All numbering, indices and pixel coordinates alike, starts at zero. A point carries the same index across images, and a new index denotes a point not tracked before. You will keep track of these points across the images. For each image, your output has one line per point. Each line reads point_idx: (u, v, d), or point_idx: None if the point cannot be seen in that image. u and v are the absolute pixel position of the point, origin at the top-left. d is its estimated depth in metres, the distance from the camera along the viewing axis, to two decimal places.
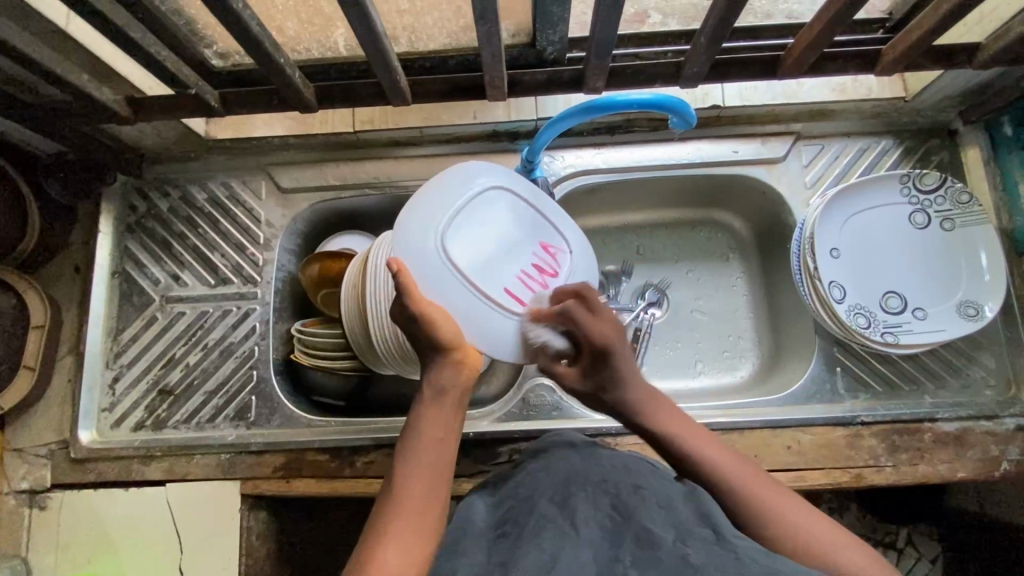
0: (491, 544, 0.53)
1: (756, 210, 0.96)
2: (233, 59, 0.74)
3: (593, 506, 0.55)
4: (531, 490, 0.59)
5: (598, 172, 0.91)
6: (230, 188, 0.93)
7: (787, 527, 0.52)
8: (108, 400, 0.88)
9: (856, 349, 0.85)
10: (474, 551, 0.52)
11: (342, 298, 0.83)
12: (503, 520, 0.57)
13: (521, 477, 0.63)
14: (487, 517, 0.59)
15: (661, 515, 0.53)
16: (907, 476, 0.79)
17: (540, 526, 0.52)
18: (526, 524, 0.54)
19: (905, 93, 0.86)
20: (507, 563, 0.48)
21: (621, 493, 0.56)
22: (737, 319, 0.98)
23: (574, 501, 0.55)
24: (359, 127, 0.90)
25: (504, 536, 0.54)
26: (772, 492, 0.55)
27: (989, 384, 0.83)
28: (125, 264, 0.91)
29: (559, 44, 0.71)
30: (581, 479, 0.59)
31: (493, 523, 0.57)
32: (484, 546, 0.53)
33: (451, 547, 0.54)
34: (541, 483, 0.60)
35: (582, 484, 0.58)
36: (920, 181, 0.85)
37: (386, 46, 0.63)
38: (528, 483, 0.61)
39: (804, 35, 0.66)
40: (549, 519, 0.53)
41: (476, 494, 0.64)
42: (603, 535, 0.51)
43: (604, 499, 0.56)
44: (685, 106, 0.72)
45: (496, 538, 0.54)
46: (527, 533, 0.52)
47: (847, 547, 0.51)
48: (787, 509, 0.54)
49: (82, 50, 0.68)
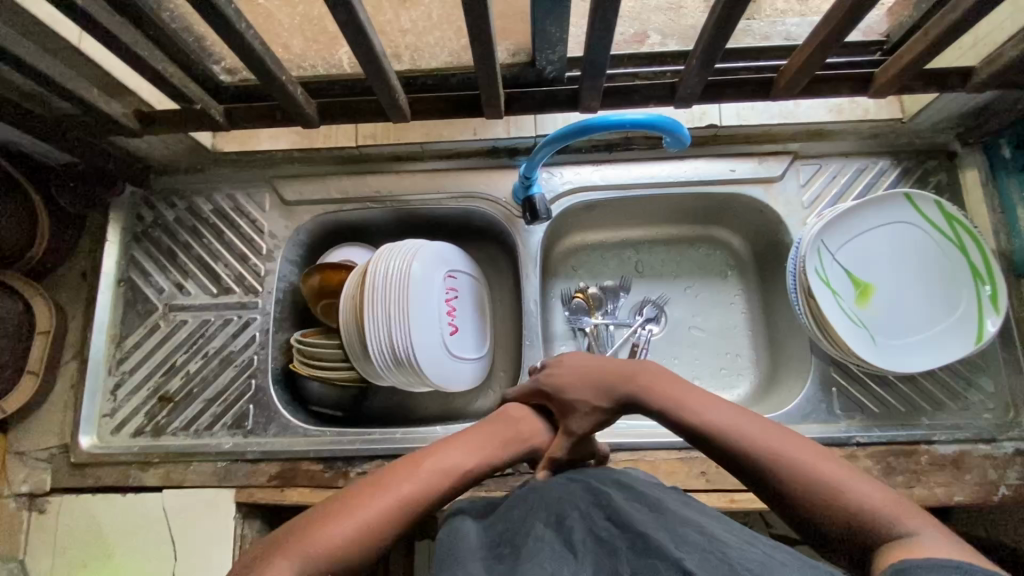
0: (488, 563, 0.52)
1: (753, 228, 0.96)
2: (240, 75, 0.76)
3: (589, 522, 0.53)
4: (526, 513, 0.57)
5: (596, 189, 0.92)
6: (236, 200, 0.95)
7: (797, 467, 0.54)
8: (109, 406, 0.89)
9: (852, 369, 0.85)
10: (471, 565, 0.51)
11: (342, 310, 0.84)
12: (499, 542, 0.55)
13: (516, 500, 0.61)
14: (484, 539, 0.56)
15: (655, 520, 0.52)
16: (903, 499, 0.78)
17: (536, 546, 0.51)
18: (523, 545, 0.52)
19: (902, 114, 0.87)
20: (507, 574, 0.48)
21: (615, 507, 0.55)
22: (736, 337, 0.98)
23: (569, 521, 0.54)
24: (363, 142, 0.92)
25: (500, 556, 0.52)
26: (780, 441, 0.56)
27: (988, 407, 0.82)
28: (131, 272, 0.93)
29: (559, 63, 0.72)
30: (574, 501, 0.57)
31: (489, 544, 0.55)
32: (481, 564, 0.51)
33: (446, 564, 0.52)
34: (535, 506, 0.58)
35: (576, 504, 0.57)
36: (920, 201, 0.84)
37: (385, 65, 0.65)
38: (521, 509, 0.59)
39: (795, 58, 0.68)
40: (545, 539, 0.52)
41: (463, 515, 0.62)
42: (601, 547, 0.50)
43: (599, 515, 0.54)
44: (679, 126, 0.72)
45: (492, 557, 0.52)
46: (525, 550, 0.50)
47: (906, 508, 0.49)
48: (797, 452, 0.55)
49: (93, 66, 0.71)
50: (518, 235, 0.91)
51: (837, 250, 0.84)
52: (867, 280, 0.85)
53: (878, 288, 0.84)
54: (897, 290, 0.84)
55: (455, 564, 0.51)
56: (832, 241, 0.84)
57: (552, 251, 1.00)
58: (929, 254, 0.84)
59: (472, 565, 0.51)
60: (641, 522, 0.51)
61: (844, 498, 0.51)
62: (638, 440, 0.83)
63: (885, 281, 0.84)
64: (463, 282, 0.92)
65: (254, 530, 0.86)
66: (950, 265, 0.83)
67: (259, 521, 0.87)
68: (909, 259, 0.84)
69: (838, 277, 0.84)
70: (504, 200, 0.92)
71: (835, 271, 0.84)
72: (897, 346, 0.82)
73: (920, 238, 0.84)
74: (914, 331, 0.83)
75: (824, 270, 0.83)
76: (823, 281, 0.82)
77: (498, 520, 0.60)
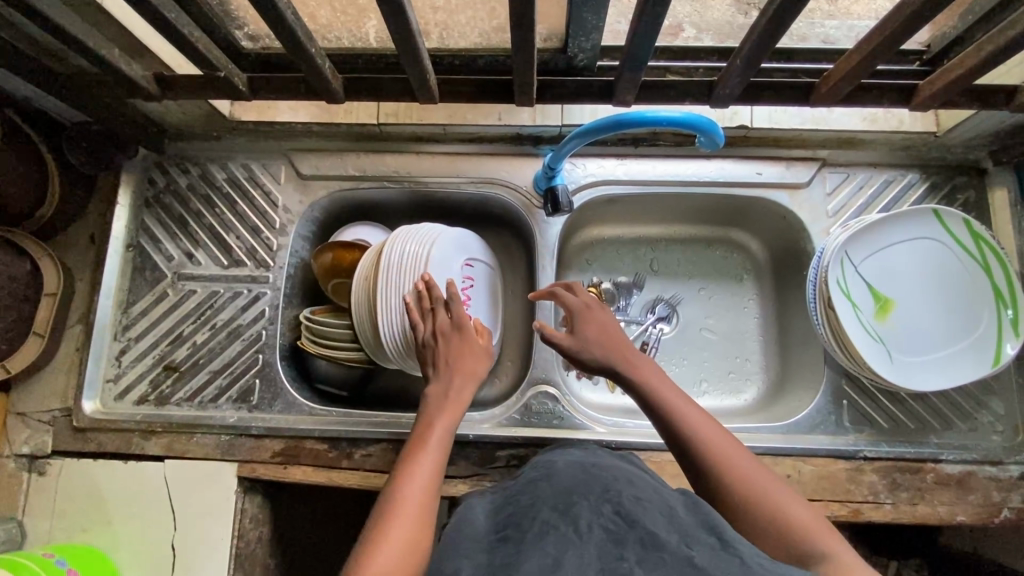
0: (491, 548, 0.50)
1: (773, 233, 0.95)
2: (263, 42, 0.74)
3: (597, 511, 0.51)
4: (532, 498, 0.55)
5: (619, 183, 0.90)
6: (251, 170, 0.93)
7: (728, 459, 0.59)
8: (113, 372, 0.88)
9: (866, 386, 0.84)
10: (476, 552, 0.50)
11: (356, 291, 0.83)
12: (503, 524, 0.53)
13: (521, 484, 0.60)
14: (488, 519, 0.56)
15: (664, 520, 0.50)
16: (905, 515, 0.78)
17: (543, 532, 0.49)
18: (529, 530, 0.50)
19: (936, 128, 0.85)
20: (510, 565, 0.46)
21: (624, 501, 0.53)
22: (747, 341, 0.97)
23: (576, 508, 0.52)
24: (384, 120, 0.89)
25: (505, 540, 0.51)
26: (723, 437, 0.61)
27: (997, 429, 0.82)
28: (140, 238, 0.92)
29: (591, 52, 0.70)
30: (584, 488, 0.55)
31: (493, 526, 0.54)
32: (486, 551, 0.50)
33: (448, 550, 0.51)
34: (544, 491, 0.56)
35: (584, 491, 0.54)
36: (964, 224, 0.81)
37: (419, 43, 0.63)
38: (530, 491, 0.57)
39: (841, 64, 0.66)
40: (551, 525, 0.50)
41: (476, 496, 0.61)
42: (607, 537, 0.48)
43: (607, 506, 0.52)
44: (714, 126, 0.70)
45: (496, 542, 0.51)
46: (531, 538, 0.49)
47: (826, 531, 0.54)
48: (734, 452, 0.60)
49: (114, 24, 0.68)
50: (536, 225, 0.90)
51: (860, 263, 0.83)
52: (889, 297, 0.83)
53: (899, 307, 0.83)
54: (917, 309, 0.83)
55: (458, 551, 0.50)
56: (857, 254, 0.83)
57: (567, 244, 0.99)
58: (950, 273, 0.83)
59: (478, 553, 0.49)
60: (651, 521, 0.50)
61: (760, 496, 0.57)
62: (646, 440, 0.82)
63: (907, 300, 0.84)
64: (479, 273, 0.91)
65: (255, 505, 0.86)
66: (972, 286, 0.82)
67: (260, 497, 0.87)
68: (931, 277, 0.83)
69: (859, 289, 0.83)
70: (524, 188, 0.91)
71: (857, 284, 0.83)
72: (913, 364, 0.81)
73: (943, 257, 0.83)
74: (929, 351, 0.82)
75: (845, 281, 0.82)
76: (845, 295, 0.82)
77: (502, 503, 0.58)
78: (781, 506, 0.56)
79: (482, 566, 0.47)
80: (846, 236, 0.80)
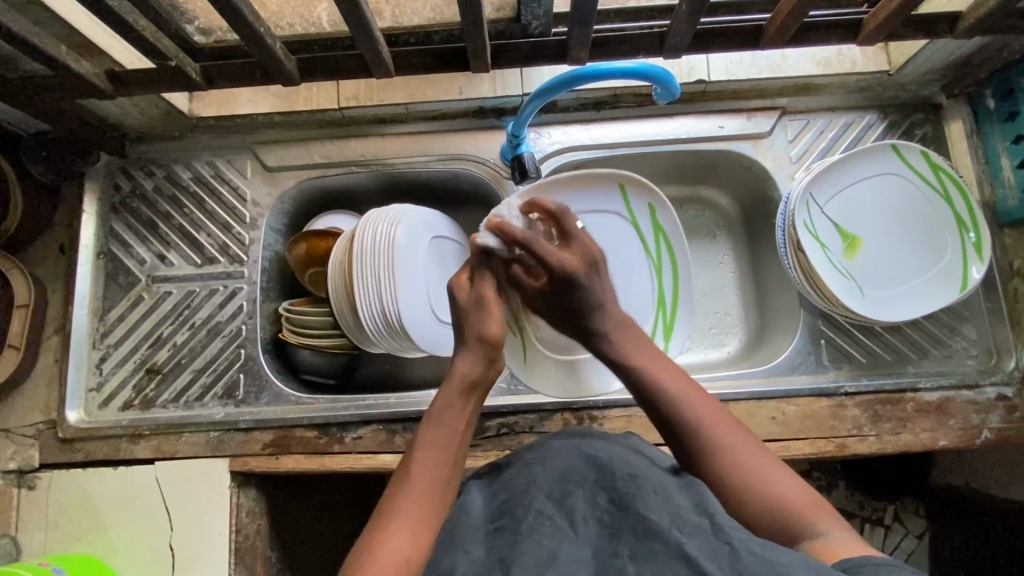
0: (487, 541, 0.50)
1: (741, 186, 0.96)
2: (216, 35, 0.73)
3: (592, 502, 0.52)
4: (527, 481, 0.56)
5: (585, 148, 0.91)
6: (216, 167, 0.92)
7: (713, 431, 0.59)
8: (95, 380, 0.88)
9: (840, 321, 0.86)
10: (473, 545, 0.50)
11: (331, 276, 0.83)
12: (498, 513, 0.54)
13: (514, 468, 0.60)
14: (485, 506, 0.56)
15: (659, 502, 0.50)
16: (889, 445, 0.80)
17: (537, 524, 0.50)
18: (523, 519, 0.50)
19: (889, 66, 0.86)
20: (507, 560, 0.46)
21: (619, 485, 0.53)
22: (724, 295, 0.98)
23: (571, 499, 0.53)
24: (344, 103, 0.88)
25: (501, 531, 0.51)
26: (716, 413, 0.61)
27: (971, 353, 0.84)
28: (111, 244, 0.91)
29: (544, 18, 0.70)
30: (579, 474, 0.56)
31: (489, 514, 0.54)
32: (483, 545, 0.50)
33: (449, 540, 0.51)
34: (538, 473, 0.57)
35: (580, 479, 0.55)
36: (922, 157, 0.83)
37: (368, 17, 0.63)
38: (524, 474, 0.58)
39: (783, 4, 0.66)
40: (545, 515, 0.51)
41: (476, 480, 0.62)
42: (604, 531, 0.49)
43: (602, 494, 0.53)
44: (669, 76, 0.72)
45: (491, 533, 0.51)
46: (526, 529, 0.49)
47: (829, 518, 0.53)
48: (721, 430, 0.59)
49: (58, 22, 0.67)
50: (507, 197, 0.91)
51: (827, 204, 0.84)
52: (858, 234, 0.85)
53: (872, 244, 0.85)
54: (890, 244, 0.85)
55: (454, 545, 0.51)
56: (824, 195, 0.84)
57: None
58: (917, 205, 0.84)
59: (473, 547, 0.50)
60: (645, 505, 0.50)
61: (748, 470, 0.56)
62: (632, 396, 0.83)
63: (878, 237, 0.85)
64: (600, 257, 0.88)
65: (250, 498, 0.85)
66: (938, 215, 0.84)
67: (255, 490, 0.87)
68: (900, 211, 0.85)
69: (827, 230, 0.84)
70: (493, 161, 0.91)
71: (824, 222, 0.84)
72: (884, 296, 0.83)
73: (909, 194, 0.84)
74: (898, 284, 0.84)
75: (813, 223, 0.83)
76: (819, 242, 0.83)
77: (499, 486, 0.58)
78: (775, 485, 0.55)
79: (479, 563, 0.48)
80: (808, 178, 0.82)
